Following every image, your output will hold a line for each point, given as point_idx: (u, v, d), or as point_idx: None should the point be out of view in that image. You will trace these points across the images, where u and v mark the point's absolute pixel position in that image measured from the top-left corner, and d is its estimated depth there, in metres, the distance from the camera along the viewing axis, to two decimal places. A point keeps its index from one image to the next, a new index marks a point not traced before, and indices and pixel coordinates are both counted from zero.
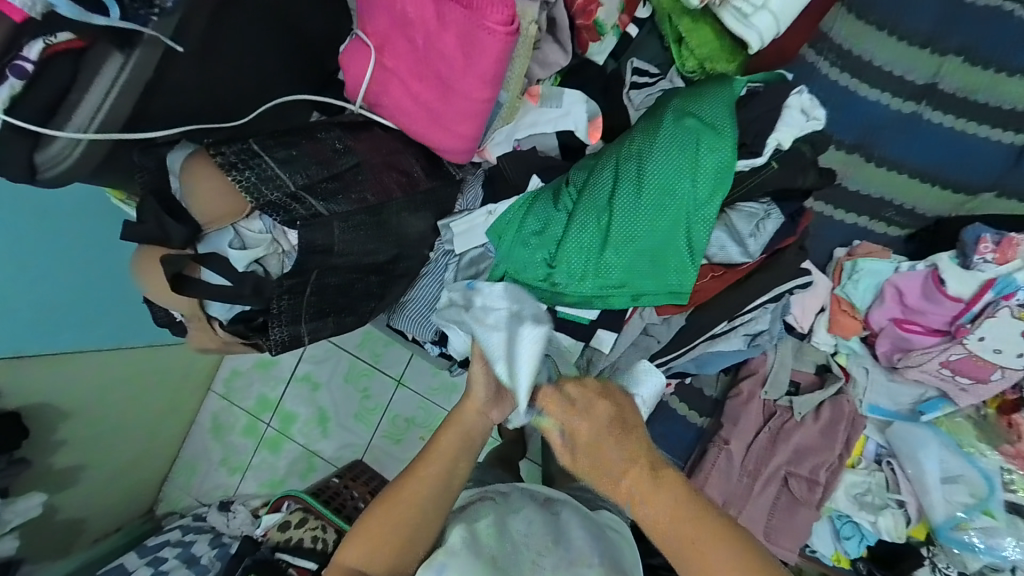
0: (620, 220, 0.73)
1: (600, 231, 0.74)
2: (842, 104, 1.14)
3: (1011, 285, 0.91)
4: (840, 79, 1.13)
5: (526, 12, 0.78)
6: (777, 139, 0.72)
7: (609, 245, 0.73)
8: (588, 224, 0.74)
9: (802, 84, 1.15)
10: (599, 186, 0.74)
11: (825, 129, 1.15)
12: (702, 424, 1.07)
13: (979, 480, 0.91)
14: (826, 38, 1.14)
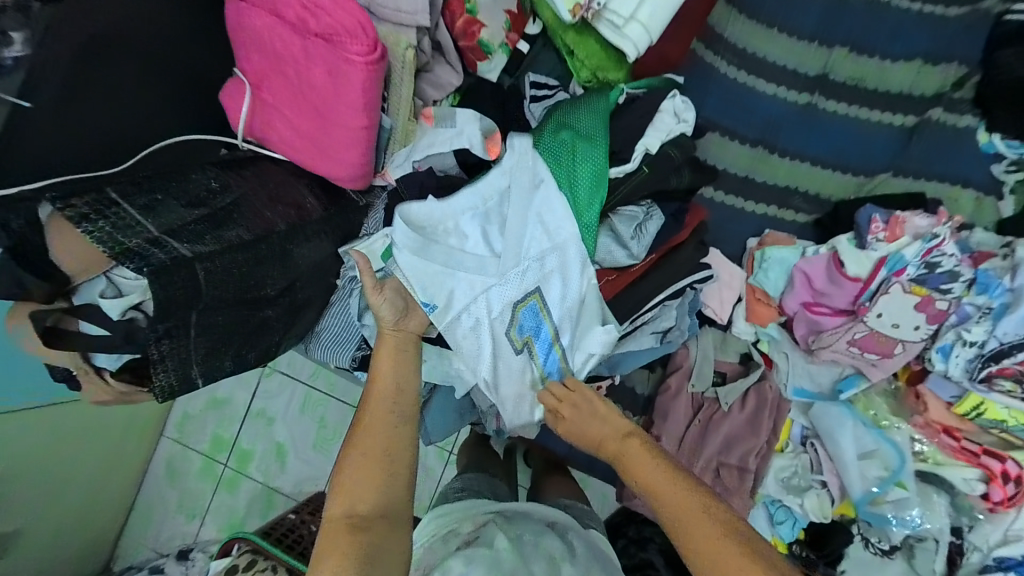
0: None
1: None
2: (742, 101, 1.18)
3: (900, 262, 0.96)
4: (739, 78, 1.17)
5: (400, 38, 0.85)
6: (644, 144, 0.78)
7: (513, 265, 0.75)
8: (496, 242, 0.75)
9: (705, 85, 1.18)
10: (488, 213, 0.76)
11: (730, 126, 1.19)
12: (639, 422, 1.05)
13: (892, 453, 0.94)
14: (721, 40, 1.18)
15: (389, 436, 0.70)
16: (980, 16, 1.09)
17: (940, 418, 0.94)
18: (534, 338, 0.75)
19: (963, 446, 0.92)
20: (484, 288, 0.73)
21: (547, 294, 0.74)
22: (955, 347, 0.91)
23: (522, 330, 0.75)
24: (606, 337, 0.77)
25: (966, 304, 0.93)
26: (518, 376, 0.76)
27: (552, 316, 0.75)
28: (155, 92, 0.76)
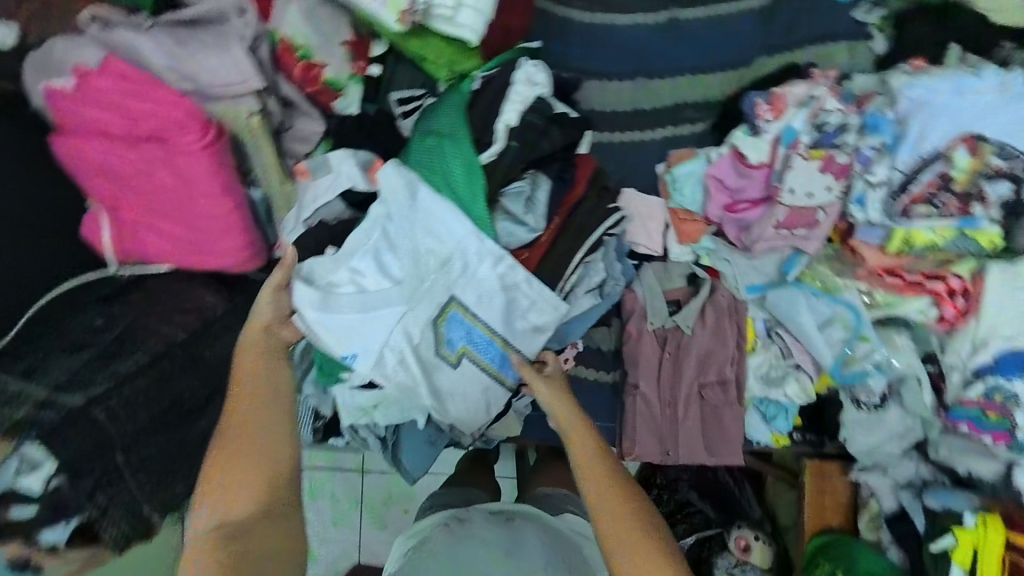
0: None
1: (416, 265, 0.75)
2: (607, 41, 1.19)
3: (792, 133, 0.98)
4: (595, 20, 1.19)
5: (240, 107, 0.81)
6: (505, 122, 0.75)
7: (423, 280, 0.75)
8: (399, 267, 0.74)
9: (566, 38, 1.19)
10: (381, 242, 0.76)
11: (604, 69, 1.20)
12: (612, 379, 1.06)
13: (846, 313, 0.96)
14: None
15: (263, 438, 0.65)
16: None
17: (879, 263, 0.94)
18: (469, 344, 0.75)
19: (909, 280, 0.93)
20: (401, 315, 0.73)
21: (461, 298, 0.74)
22: (867, 192, 0.92)
23: (452, 342, 0.75)
24: (538, 307, 0.77)
25: (865, 149, 0.92)
26: (469, 383, 0.76)
27: (477, 317, 0.75)
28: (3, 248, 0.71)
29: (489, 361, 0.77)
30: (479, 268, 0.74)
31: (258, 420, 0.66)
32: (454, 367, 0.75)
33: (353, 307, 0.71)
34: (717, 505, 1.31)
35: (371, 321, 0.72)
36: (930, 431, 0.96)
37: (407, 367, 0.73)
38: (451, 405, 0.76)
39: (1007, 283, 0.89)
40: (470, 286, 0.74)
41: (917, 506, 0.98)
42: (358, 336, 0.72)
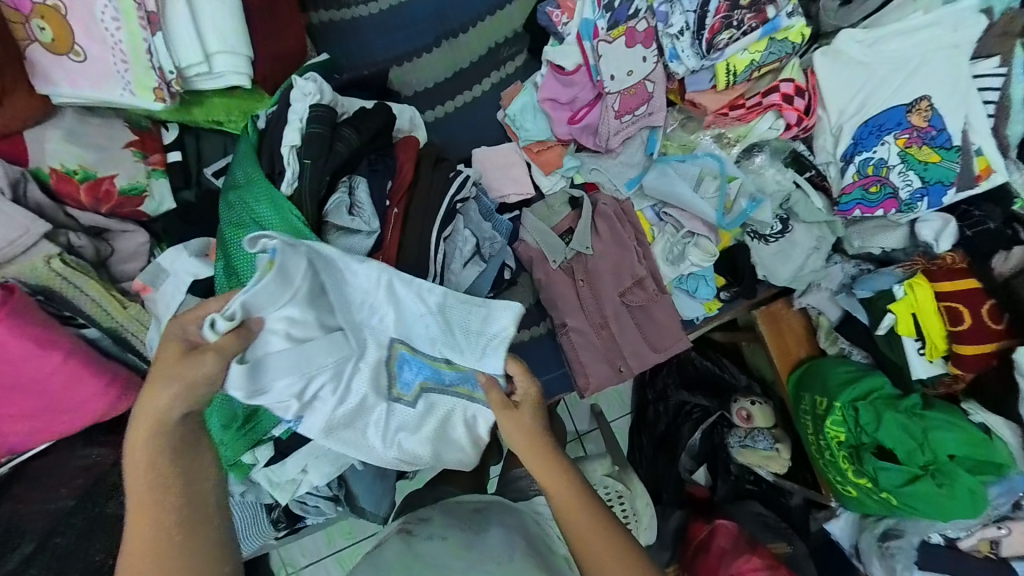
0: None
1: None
2: (401, 21, 1.14)
3: (589, 25, 0.97)
4: (382, 7, 1.14)
5: (37, 255, 0.76)
6: (288, 144, 0.71)
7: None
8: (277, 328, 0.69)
9: (360, 35, 1.14)
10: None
11: (412, 47, 1.16)
12: (547, 327, 1.03)
13: (711, 163, 0.97)
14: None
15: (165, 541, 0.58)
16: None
17: (718, 104, 0.94)
18: (422, 377, 0.71)
19: (748, 106, 0.93)
20: (335, 377, 0.67)
21: (399, 339, 0.69)
22: (675, 44, 0.92)
23: (406, 382, 0.71)
24: (486, 321, 0.67)
25: (658, 7, 0.92)
26: (432, 412, 0.75)
27: (421, 352, 0.70)
28: None
29: (448, 384, 0.73)
30: (410, 309, 0.67)
31: (158, 477, 0.58)
32: (413, 404, 0.73)
33: (288, 364, 0.62)
34: (707, 391, 1.41)
35: (311, 400, 0.67)
36: (836, 231, 0.99)
37: (359, 414, 0.71)
38: (426, 433, 0.76)
39: (836, 64, 0.90)
40: (406, 326, 0.68)
41: (855, 303, 1.03)
42: (298, 393, 0.65)
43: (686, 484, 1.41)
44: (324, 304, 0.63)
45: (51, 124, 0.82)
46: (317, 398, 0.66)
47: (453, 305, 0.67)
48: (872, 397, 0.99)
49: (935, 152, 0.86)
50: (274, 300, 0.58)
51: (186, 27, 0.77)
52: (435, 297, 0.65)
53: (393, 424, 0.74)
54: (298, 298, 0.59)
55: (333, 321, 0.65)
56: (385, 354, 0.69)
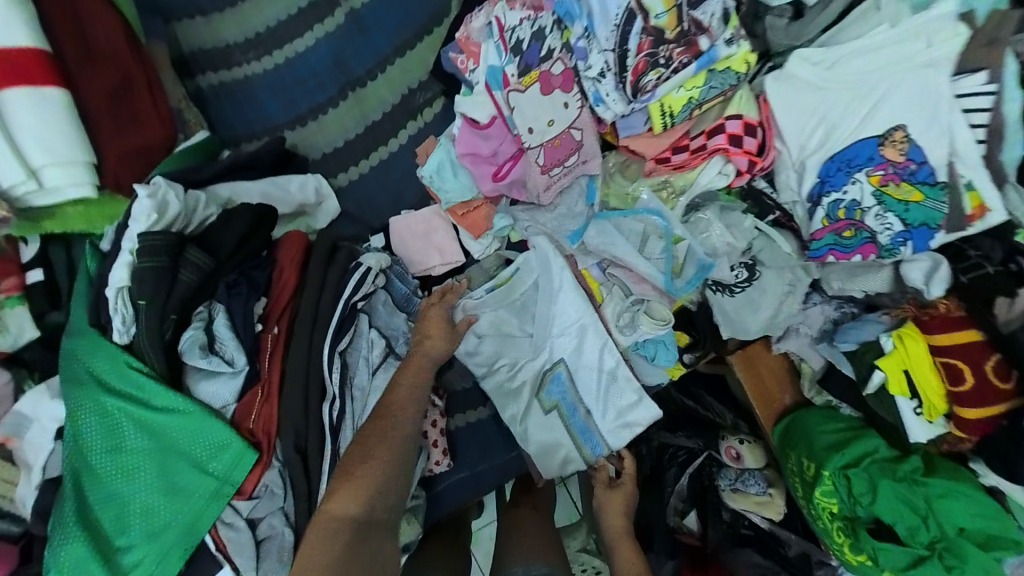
0: (149, 488, 0.59)
1: (144, 501, 0.58)
2: (296, 74, 1.04)
3: (497, 72, 0.84)
4: (276, 63, 1.04)
5: None
6: (115, 286, 0.59)
7: (156, 517, 0.58)
8: (137, 509, 0.58)
9: (251, 95, 1.04)
10: (91, 502, 0.58)
11: (312, 104, 1.04)
12: (490, 411, 0.95)
13: (653, 218, 0.83)
14: (234, 51, 1.04)
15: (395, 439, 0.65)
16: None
17: (655, 150, 0.81)
18: (569, 402, 0.89)
19: (692, 148, 0.79)
20: (514, 360, 0.91)
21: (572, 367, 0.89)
22: (598, 88, 0.78)
23: (551, 395, 0.90)
24: (640, 412, 0.88)
25: (575, 43, 0.79)
26: (549, 431, 0.89)
27: (583, 395, 0.89)
28: None
29: (579, 429, 0.89)
30: (592, 365, 0.88)
31: (397, 425, 0.66)
32: (546, 414, 0.90)
33: (489, 342, 0.91)
34: (691, 428, 1.28)
35: (493, 375, 0.91)
36: (812, 270, 0.84)
37: (511, 397, 0.91)
38: (542, 440, 0.90)
39: (790, 90, 0.76)
40: (584, 370, 0.89)
41: (839, 354, 0.87)
42: (488, 362, 0.92)
43: (675, 532, 1.25)
44: (526, 315, 0.92)
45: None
46: (497, 371, 0.92)
47: (617, 380, 0.88)
48: (865, 463, 0.84)
49: (918, 190, 0.72)
50: (494, 304, 0.91)
51: (1, 147, 0.69)
52: (608, 357, 0.88)
53: (527, 418, 0.90)
54: (511, 304, 0.92)
55: (530, 328, 0.92)
56: (548, 368, 0.90)
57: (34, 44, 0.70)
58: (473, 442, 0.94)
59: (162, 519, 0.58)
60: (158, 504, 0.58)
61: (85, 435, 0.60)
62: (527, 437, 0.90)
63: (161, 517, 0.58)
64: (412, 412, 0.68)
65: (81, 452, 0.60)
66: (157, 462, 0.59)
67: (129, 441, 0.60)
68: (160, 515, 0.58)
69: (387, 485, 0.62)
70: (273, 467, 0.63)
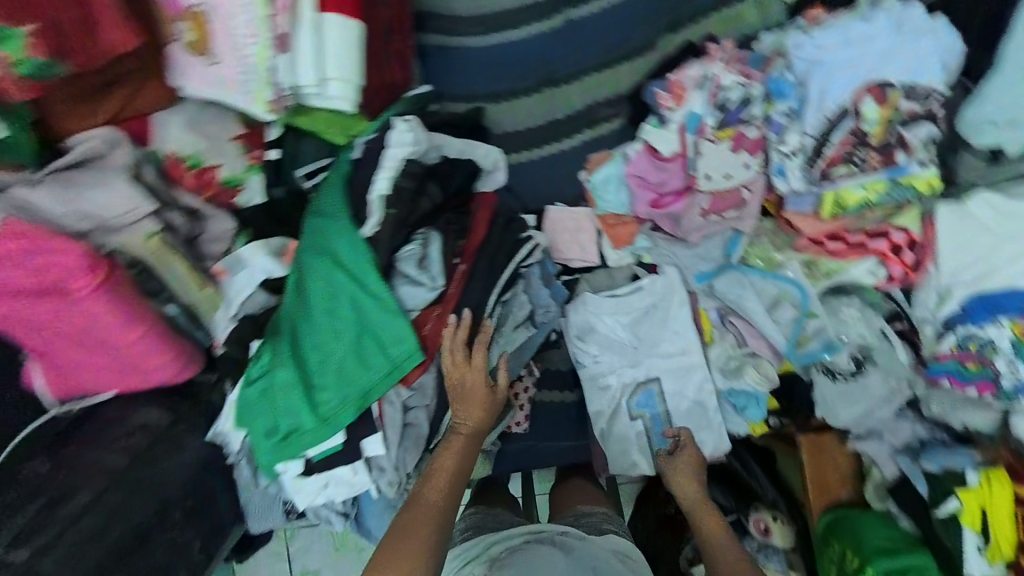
0: (344, 350, 0.74)
1: (339, 358, 0.74)
2: (503, 56, 1.15)
3: (696, 118, 0.93)
4: (491, 42, 1.15)
5: (141, 232, 0.83)
6: (377, 191, 0.75)
7: (344, 373, 0.73)
8: (332, 363, 0.74)
9: (458, 64, 1.17)
10: (302, 343, 0.75)
11: (507, 87, 1.18)
12: (575, 398, 1.07)
13: (792, 289, 0.91)
14: (458, 19, 1.17)
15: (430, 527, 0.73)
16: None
17: (815, 231, 0.89)
18: (654, 415, 0.99)
19: (851, 242, 0.87)
20: (615, 362, 1.02)
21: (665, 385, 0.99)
22: (785, 162, 0.86)
23: (639, 405, 1.00)
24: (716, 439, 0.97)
25: (774, 117, 0.87)
26: (627, 435, 1.00)
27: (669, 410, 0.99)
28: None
29: (655, 439, 0.99)
30: (686, 388, 0.98)
31: (441, 500, 0.76)
32: (631, 419, 1.00)
33: (598, 339, 1.02)
34: (725, 487, 1.32)
35: (592, 368, 1.02)
36: (917, 387, 0.91)
37: (602, 393, 1.01)
38: (616, 441, 1.00)
39: (961, 223, 0.83)
40: (677, 389, 0.98)
41: (917, 470, 0.92)
42: (593, 354, 1.02)
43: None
44: (639, 328, 1.02)
45: (172, 112, 0.89)
46: (598, 364, 1.02)
47: (707, 408, 0.97)
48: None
49: None
50: (612, 310, 1.03)
51: (309, 55, 0.84)
52: (703, 386, 0.97)
53: (610, 416, 1.01)
54: (627, 315, 1.02)
55: (637, 339, 1.02)
56: (642, 381, 1.00)
57: None
58: (552, 416, 1.07)
59: (347, 377, 0.73)
60: (348, 364, 0.73)
61: (310, 295, 0.76)
62: (607, 431, 1.01)
63: (346, 375, 0.73)
64: (443, 502, 0.75)
65: (303, 304, 0.76)
66: (355, 333, 0.74)
67: (338, 310, 0.75)
68: (346, 373, 0.73)
69: (419, 572, 0.70)
70: (429, 371, 0.79)
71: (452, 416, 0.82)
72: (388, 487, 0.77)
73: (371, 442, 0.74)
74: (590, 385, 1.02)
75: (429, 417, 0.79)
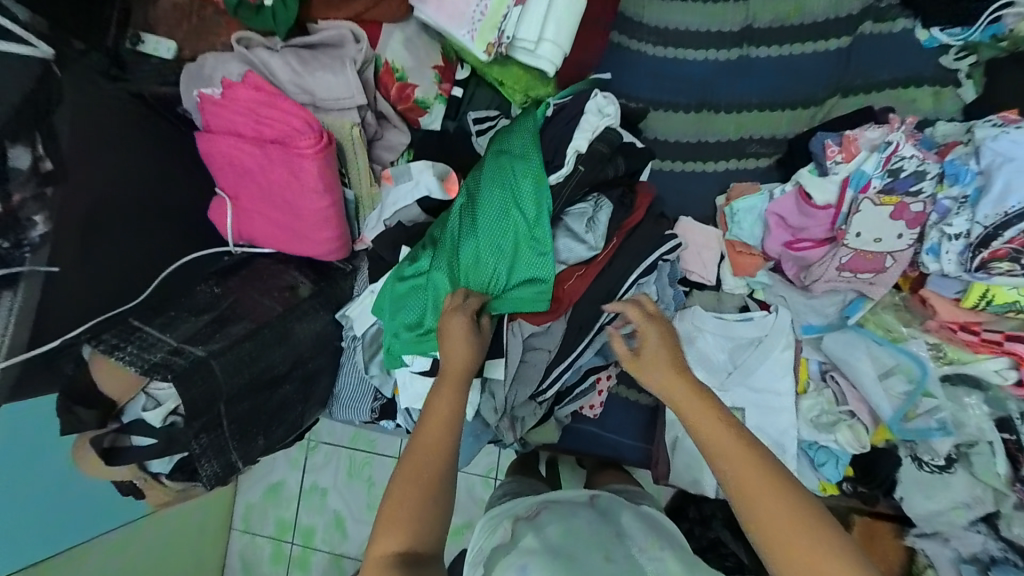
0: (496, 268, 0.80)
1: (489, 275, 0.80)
2: (675, 73, 1.22)
3: (863, 177, 0.95)
4: (666, 55, 1.23)
5: (343, 122, 0.92)
6: (575, 147, 0.82)
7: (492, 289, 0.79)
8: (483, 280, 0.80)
9: (630, 68, 1.23)
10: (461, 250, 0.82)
11: (669, 99, 1.22)
12: (652, 402, 1.09)
13: (911, 364, 0.92)
14: (643, 26, 1.24)
15: (427, 480, 0.67)
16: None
17: (952, 317, 0.91)
18: None
19: (985, 338, 0.90)
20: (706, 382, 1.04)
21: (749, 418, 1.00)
22: (942, 243, 0.89)
23: None
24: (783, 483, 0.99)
25: (942, 199, 0.90)
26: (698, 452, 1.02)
27: None
28: (165, 233, 0.86)
29: None
30: (770, 427, 0.99)
31: (436, 447, 0.70)
32: None
33: (695, 354, 1.04)
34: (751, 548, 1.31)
35: None
36: (1001, 504, 0.90)
37: None
38: (684, 454, 1.03)
39: None
40: (761, 426, 0.99)
41: None
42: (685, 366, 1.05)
43: None
44: (738, 357, 1.04)
45: (399, 27, 0.99)
46: None
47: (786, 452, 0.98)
48: None
49: None
50: (718, 331, 1.05)
51: (539, 12, 0.92)
52: (788, 431, 0.98)
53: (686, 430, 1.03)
54: (731, 340, 1.05)
55: (733, 366, 1.04)
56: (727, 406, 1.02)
57: None
58: (624, 412, 1.11)
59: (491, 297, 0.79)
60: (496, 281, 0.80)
61: (480, 210, 0.82)
62: (679, 440, 1.03)
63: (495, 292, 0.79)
64: (442, 450, 0.69)
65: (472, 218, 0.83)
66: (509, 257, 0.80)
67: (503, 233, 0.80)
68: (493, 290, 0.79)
69: (426, 528, 0.65)
70: (560, 321, 0.83)
71: (562, 368, 0.85)
72: (489, 411, 0.83)
73: (493, 364, 0.80)
74: None
75: (547, 362, 0.84)
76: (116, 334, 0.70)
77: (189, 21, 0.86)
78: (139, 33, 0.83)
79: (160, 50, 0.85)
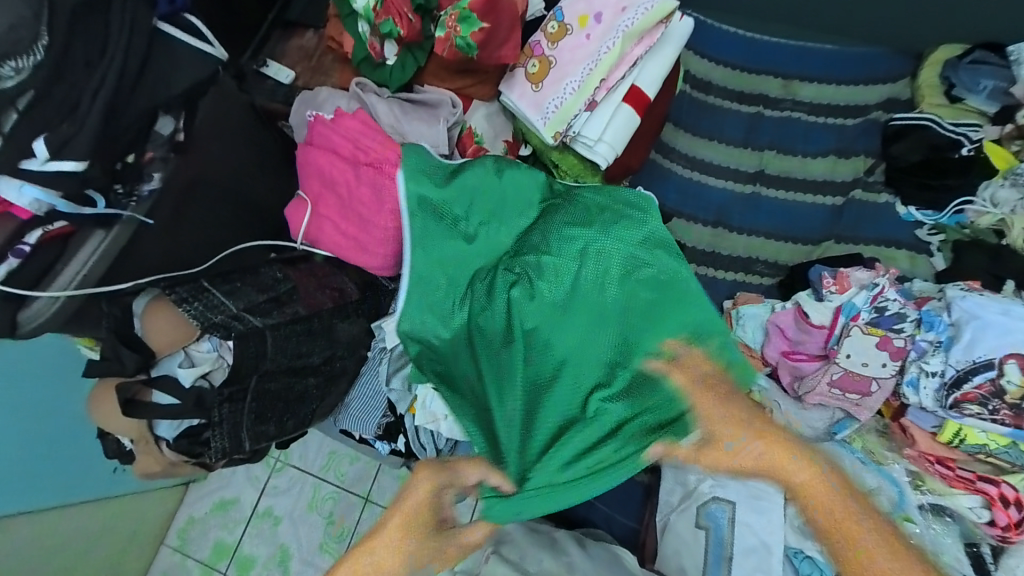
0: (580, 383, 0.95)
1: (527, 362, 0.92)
2: (697, 195, 1.35)
3: (853, 308, 1.09)
4: (692, 177, 1.36)
5: None
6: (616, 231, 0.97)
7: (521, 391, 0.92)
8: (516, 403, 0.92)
9: (654, 180, 1.35)
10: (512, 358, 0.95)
11: (689, 214, 1.34)
12: (646, 480, 1.14)
13: (892, 488, 0.99)
14: (674, 150, 1.38)
15: None
16: (871, 120, 1.39)
17: (927, 448, 1.03)
18: (714, 538, 1.02)
19: (958, 474, 1.00)
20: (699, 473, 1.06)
21: (739, 513, 1.02)
22: (921, 378, 1.02)
23: (710, 517, 1.03)
24: None
25: (920, 340, 1.04)
26: (691, 540, 1.02)
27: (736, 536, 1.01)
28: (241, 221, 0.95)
29: (712, 557, 1.01)
30: (760, 526, 1.01)
31: None
32: (695, 524, 1.03)
33: None
34: None
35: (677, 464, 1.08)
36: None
37: (677, 490, 1.06)
38: (670, 539, 1.04)
39: None
40: (749, 520, 1.01)
41: None
42: None
43: None
44: None
45: (486, 105, 1.14)
46: (685, 464, 1.07)
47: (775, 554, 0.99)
48: None
49: None
50: None
51: (603, 120, 1.11)
52: (773, 533, 1.00)
53: (678, 517, 1.05)
54: None
55: None
56: (722, 501, 1.03)
57: (647, 91, 1.14)
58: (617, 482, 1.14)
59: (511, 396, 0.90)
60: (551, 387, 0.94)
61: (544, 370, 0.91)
62: (669, 523, 1.06)
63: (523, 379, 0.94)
64: None
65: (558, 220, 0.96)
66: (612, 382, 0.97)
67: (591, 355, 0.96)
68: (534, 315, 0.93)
69: None
70: None
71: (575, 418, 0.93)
72: None
73: None
74: (667, 473, 1.07)
75: None
76: (186, 288, 0.82)
77: (309, 64, 1.12)
78: (266, 61, 1.10)
79: (278, 76, 1.10)
